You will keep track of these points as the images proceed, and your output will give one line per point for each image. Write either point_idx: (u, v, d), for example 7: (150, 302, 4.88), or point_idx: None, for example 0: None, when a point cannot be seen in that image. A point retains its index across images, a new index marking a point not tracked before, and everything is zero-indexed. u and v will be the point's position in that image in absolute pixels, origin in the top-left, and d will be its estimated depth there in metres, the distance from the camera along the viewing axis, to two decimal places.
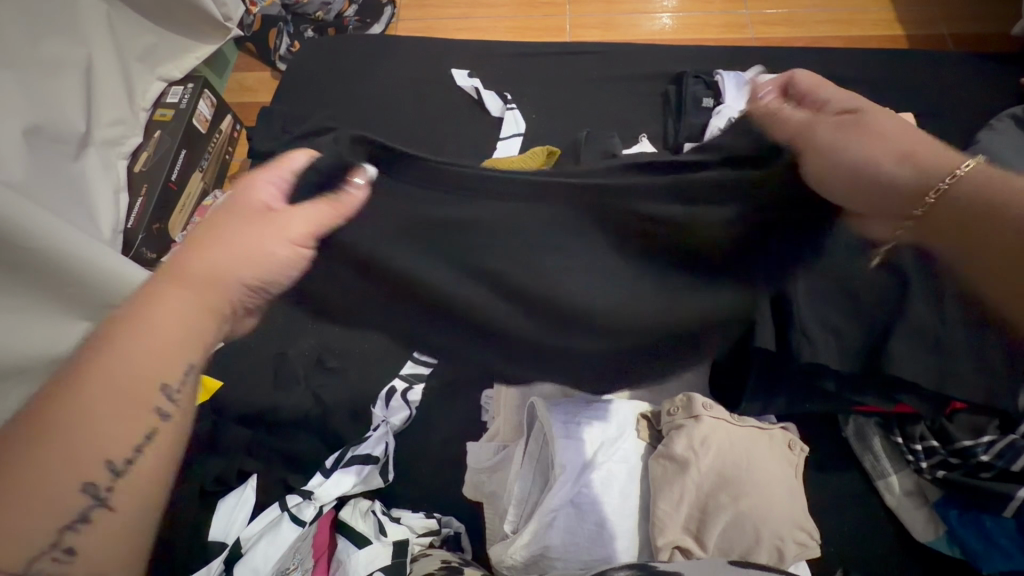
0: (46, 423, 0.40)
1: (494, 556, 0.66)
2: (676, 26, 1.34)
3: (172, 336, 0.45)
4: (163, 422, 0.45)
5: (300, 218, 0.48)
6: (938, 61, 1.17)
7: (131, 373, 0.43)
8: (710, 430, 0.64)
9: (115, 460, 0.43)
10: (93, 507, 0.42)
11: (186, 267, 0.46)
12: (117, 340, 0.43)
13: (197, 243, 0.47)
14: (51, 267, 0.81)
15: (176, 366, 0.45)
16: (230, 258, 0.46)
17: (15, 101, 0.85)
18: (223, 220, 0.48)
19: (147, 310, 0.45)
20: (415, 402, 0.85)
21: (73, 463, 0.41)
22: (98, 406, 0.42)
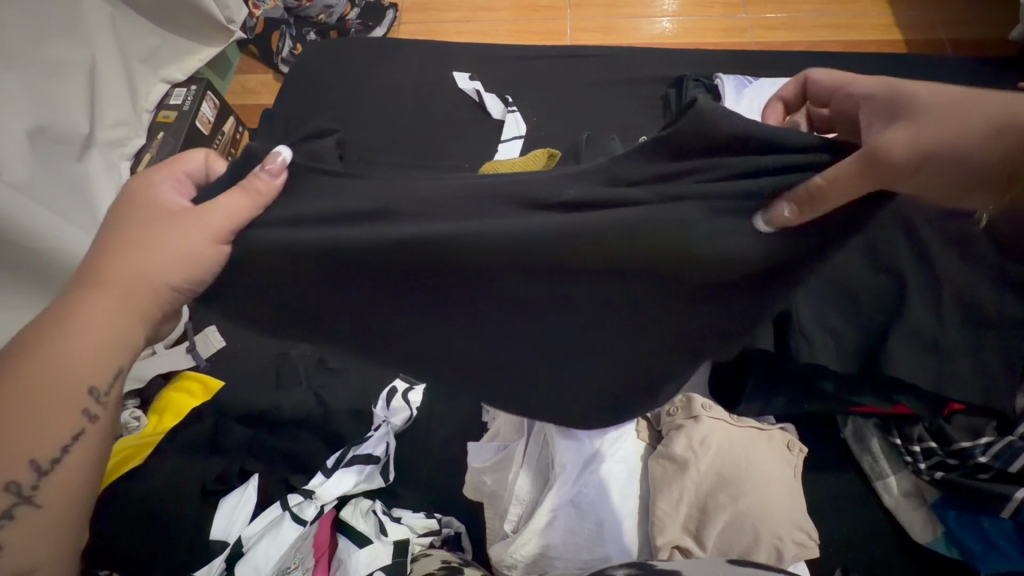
0: None
1: (494, 555, 0.66)
2: (676, 30, 1.35)
3: (97, 339, 0.45)
4: (92, 422, 0.46)
5: (217, 212, 0.47)
6: (936, 65, 1.18)
7: (57, 374, 0.44)
8: (710, 430, 0.65)
9: (41, 460, 0.43)
10: (19, 505, 0.43)
11: (110, 270, 0.46)
12: (41, 345, 0.44)
13: (116, 245, 0.47)
14: (50, 266, 0.83)
15: (103, 369, 0.46)
16: (149, 259, 0.46)
17: (18, 102, 0.86)
18: (142, 222, 0.47)
19: (69, 314, 0.45)
20: (415, 403, 0.86)
21: (1, 465, 0.42)
22: (19, 408, 0.43)
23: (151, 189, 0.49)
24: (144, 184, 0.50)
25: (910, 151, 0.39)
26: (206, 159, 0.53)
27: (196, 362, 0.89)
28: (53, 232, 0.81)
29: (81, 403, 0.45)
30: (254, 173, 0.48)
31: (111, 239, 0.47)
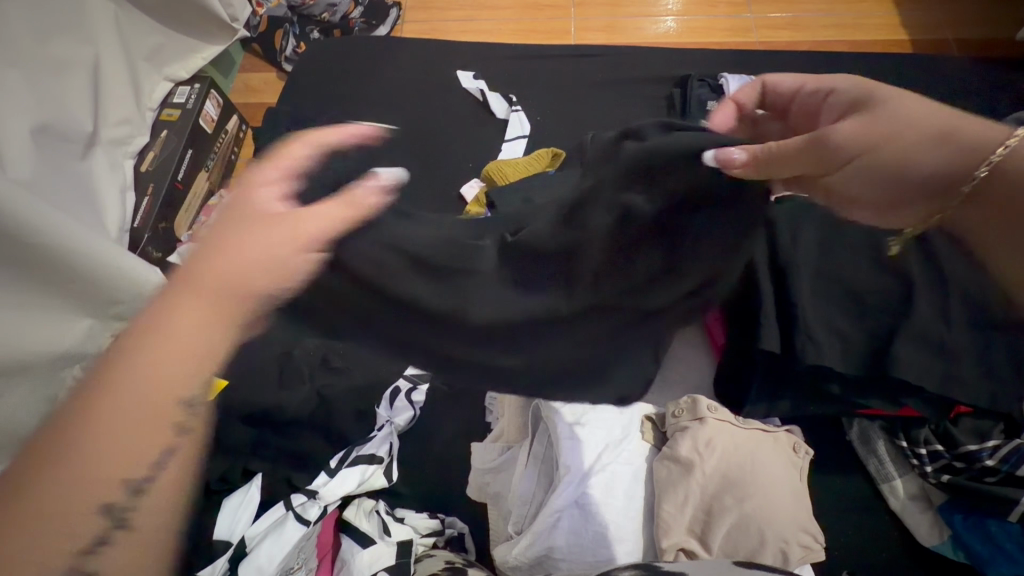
0: (70, 438, 0.40)
1: (499, 556, 0.67)
2: (680, 29, 1.34)
3: (188, 350, 0.43)
4: (182, 434, 0.44)
5: (313, 223, 0.48)
6: (943, 66, 1.17)
7: (147, 387, 0.42)
8: (713, 432, 0.65)
9: (135, 478, 0.42)
10: (114, 530, 0.40)
11: (204, 274, 0.44)
12: (131, 361, 0.43)
13: (209, 250, 0.46)
14: (49, 261, 0.81)
15: (190, 383, 0.44)
16: (244, 266, 0.45)
17: (22, 101, 0.87)
18: (235, 228, 0.47)
19: (157, 326, 0.43)
20: (419, 403, 0.86)
21: (90, 483, 0.40)
22: (112, 426, 0.41)
23: (249, 195, 0.50)
24: (246, 190, 0.50)
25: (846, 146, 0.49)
26: (309, 156, 0.53)
27: None
28: (54, 227, 0.80)
29: (171, 419, 0.43)
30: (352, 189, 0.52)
31: (202, 247, 0.47)
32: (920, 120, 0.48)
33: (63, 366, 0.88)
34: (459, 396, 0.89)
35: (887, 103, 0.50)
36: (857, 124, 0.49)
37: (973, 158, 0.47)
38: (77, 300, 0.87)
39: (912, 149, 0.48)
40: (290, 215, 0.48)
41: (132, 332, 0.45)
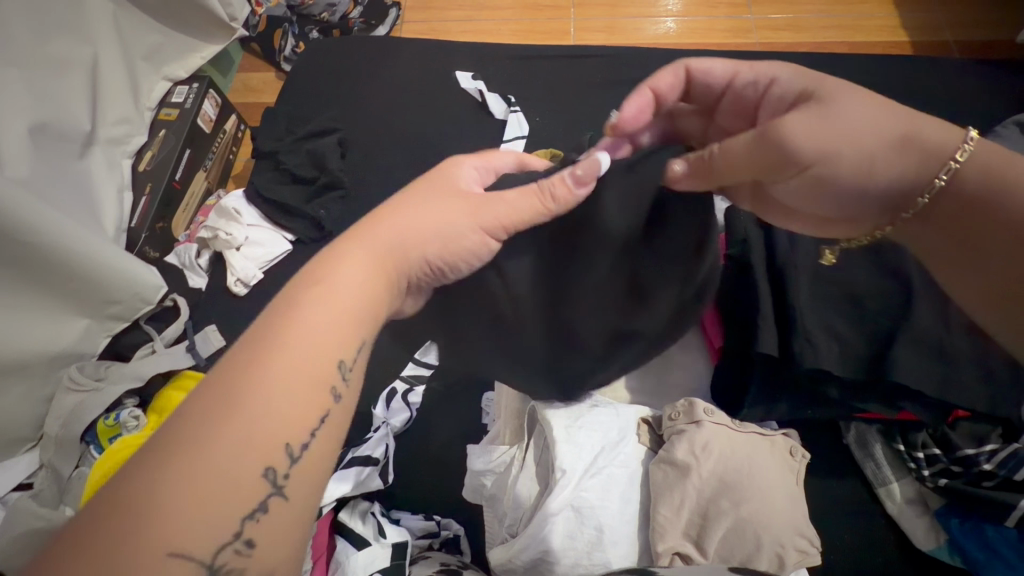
0: (242, 397, 0.39)
1: (494, 559, 0.67)
2: (680, 30, 1.34)
3: (360, 308, 0.47)
4: (335, 402, 0.44)
5: (500, 202, 0.52)
6: (944, 67, 1.17)
7: (316, 347, 0.43)
8: (711, 436, 0.65)
9: (295, 443, 0.41)
10: (272, 497, 0.39)
11: (377, 239, 0.50)
12: (303, 313, 0.44)
13: (393, 223, 0.52)
14: (45, 260, 0.80)
15: (352, 344, 0.46)
16: (421, 236, 0.51)
17: (20, 101, 0.87)
18: (418, 204, 0.53)
19: (334, 283, 0.46)
20: (415, 404, 0.87)
21: (260, 442, 0.39)
22: (288, 381, 0.41)
23: (432, 180, 0.56)
24: (446, 173, 0.56)
25: (803, 142, 0.49)
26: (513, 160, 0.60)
27: (195, 360, 0.92)
28: (49, 225, 0.79)
29: (331, 380, 0.44)
30: (562, 178, 0.52)
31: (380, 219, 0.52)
32: (873, 127, 0.50)
33: (59, 366, 0.87)
34: (456, 398, 0.89)
35: (842, 101, 0.50)
36: (808, 119, 0.50)
37: (932, 167, 0.50)
38: (74, 299, 0.86)
39: (874, 159, 0.50)
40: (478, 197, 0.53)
41: (290, 287, 0.47)
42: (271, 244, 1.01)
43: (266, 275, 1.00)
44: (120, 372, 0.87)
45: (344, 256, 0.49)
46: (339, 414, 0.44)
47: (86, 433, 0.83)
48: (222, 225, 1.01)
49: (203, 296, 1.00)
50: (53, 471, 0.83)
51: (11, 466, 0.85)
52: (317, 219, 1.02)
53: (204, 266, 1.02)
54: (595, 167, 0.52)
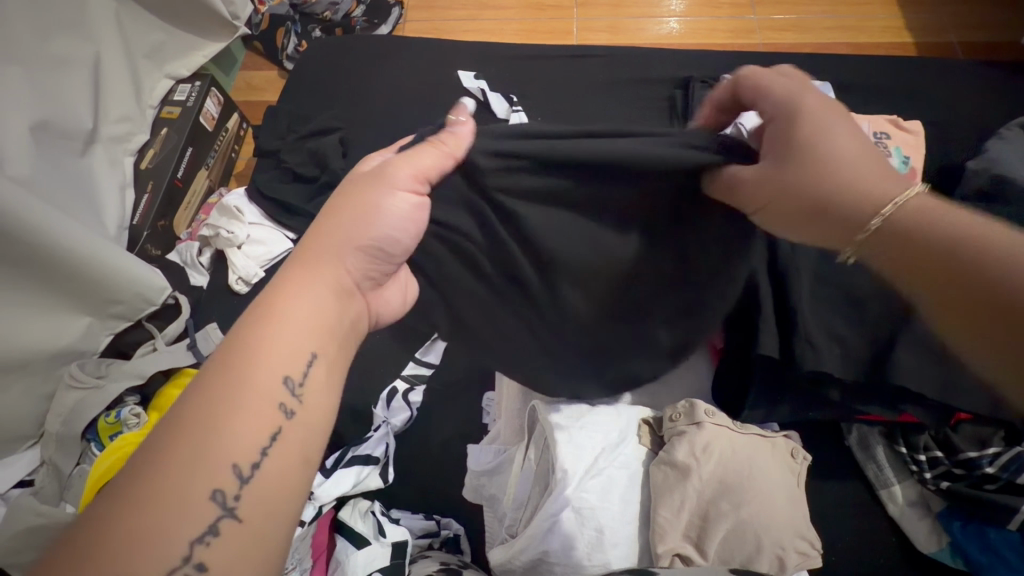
0: (180, 424, 0.39)
1: (494, 560, 0.67)
2: (682, 30, 1.34)
3: (298, 318, 0.45)
4: (287, 419, 0.42)
5: (402, 167, 0.50)
6: (948, 68, 1.17)
7: (256, 365, 0.42)
8: (712, 437, 0.65)
9: (242, 464, 0.40)
10: (223, 519, 0.38)
11: (310, 250, 0.48)
12: (239, 339, 0.43)
13: (321, 223, 0.50)
14: (46, 259, 0.80)
15: (298, 358, 0.44)
16: (347, 227, 0.49)
17: (23, 98, 0.87)
18: (341, 196, 0.51)
19: (270, 300, 0.45)
20: (416, 403, 0.86)
21: (205, 465, 0.38)
22: (224, 402, 0.40)
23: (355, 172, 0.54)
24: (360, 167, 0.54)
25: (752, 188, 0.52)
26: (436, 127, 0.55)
27: (196, 358, 0.92)
28: (49, 226, 0.79)
29: (279, 396, 0.42)
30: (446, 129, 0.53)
31: (313, 226, 0.50)
32: (832, 168, 0.50)
33: (61, 364, 0.87)
34: (457, 397, 0.89)
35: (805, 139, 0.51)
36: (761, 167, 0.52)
37: (864, 211, 0.49)
38: (77, 298, 0.86)
39: (830, 196, 0.50)
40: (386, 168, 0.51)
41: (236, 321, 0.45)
42: (273, 242, 1.01)
43: (266, 274, 1.00)
44: (120, 370, 0.87)
45: (282, 273, 0.48)
46: (296, 428, 0.43)
47: (88, 430, 0.84)
48: (223, 223, 1.01)
49: (205, 294, 1.01)
50: (54, 468, 0.83)
51: (11, 462, 0.85)
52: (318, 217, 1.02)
53: (205, 264, 1.03)
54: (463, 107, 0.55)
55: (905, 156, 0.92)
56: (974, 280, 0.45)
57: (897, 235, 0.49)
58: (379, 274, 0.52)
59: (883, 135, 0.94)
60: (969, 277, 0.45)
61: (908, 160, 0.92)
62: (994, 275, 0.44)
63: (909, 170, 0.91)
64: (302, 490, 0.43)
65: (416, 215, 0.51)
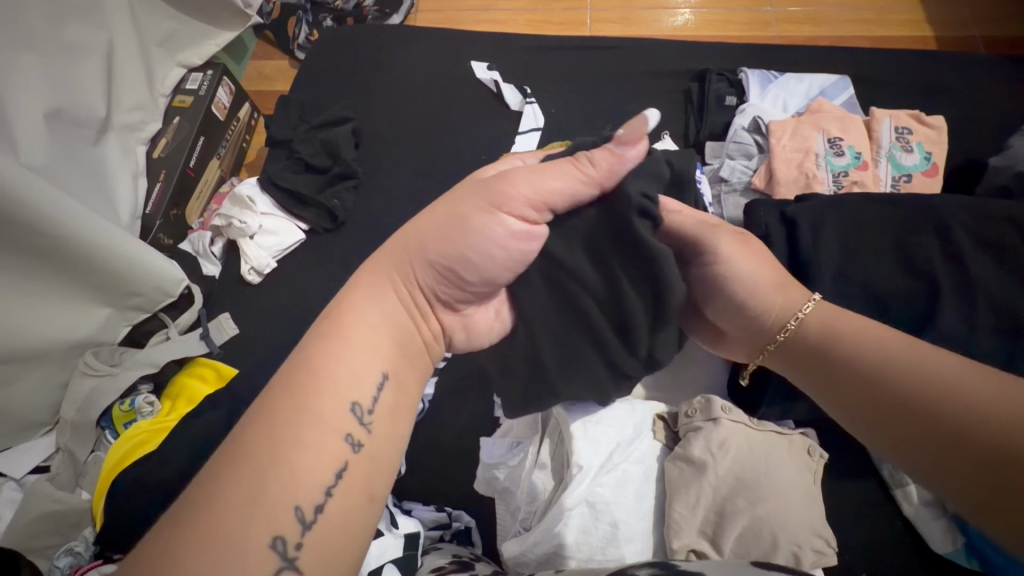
0: (247, 458, 0.39)
1: (506, 553, 0.67)
2: (697, 22, 1.32)
3: (370, 338, 0.47)
4: (353, 454, 0.43)
5: (524, 181, 0.50)
6: (970, 63, 1.14)
7: (328, 389, 0.43)
8: (728, 433, 0.65)
9: (303, 506, 0.39)
10: (284, 569, 0.38)
11: (381, 270, 0.50)
12: (312, 360, 0.44)
13: (403, 234, 0.52)
14: (59, 248, 0.79)
15: (365, 383, 0.45)
16: (433, 242, 0.49)
17: (37, 85, 0.86)
18: (434, 208, 0.52)
19: (343, 321, 0.47)
20: (427, 396, 0.88)
21: (266, 508, 0.38)
22: (294, 431, 0.41)
23: (463, 183, 0.54)
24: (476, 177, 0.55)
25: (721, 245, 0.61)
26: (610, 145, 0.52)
27: (209, 348, 0.92)
28: (63, 215, 0.78)
29: (344, 426, 0.43)
30: (605, 148, 0.52)
31: (390, 241, 0.52)
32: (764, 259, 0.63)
33: (76, 353, 0.88)
34: (469, 389, 0.89)
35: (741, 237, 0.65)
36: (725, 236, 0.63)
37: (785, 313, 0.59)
38: (91, 287, 0.86)
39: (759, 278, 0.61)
40: (505, 185, 0.50)
41: (305, 338, 0.47)
42: (284, 233, 1.01)
43: (278, 265, 1.00)
44: (135, 359, 0.87)
45: (357, 292, 0.50)
46: (359, 464, 0.43)
47: (102, 418, 0.84)
48: (236, 214, 1.00)
49: (217, 284, 1.00)
50: (69, 455, 0.83)
51: (27, 448, 0.86)
52: (330, 209, 1.01)
53: (218, 254, 1.02)
54: (642, 125, 0.51)
55: (927, 152, 0.91)
56: (886, 396, 0.48)
57: (810, 338, 0.56)
58: (450, 297, 0.52)
59: (905, 131, 0.93)
60: (879, 381, 0.49)
61: (930, 156, 0.91)
62: (908, 389, 0.46)
63: (931, 166, 0.90)
64: (364, 529, 0.43)
65: (513, 243, 0.50)
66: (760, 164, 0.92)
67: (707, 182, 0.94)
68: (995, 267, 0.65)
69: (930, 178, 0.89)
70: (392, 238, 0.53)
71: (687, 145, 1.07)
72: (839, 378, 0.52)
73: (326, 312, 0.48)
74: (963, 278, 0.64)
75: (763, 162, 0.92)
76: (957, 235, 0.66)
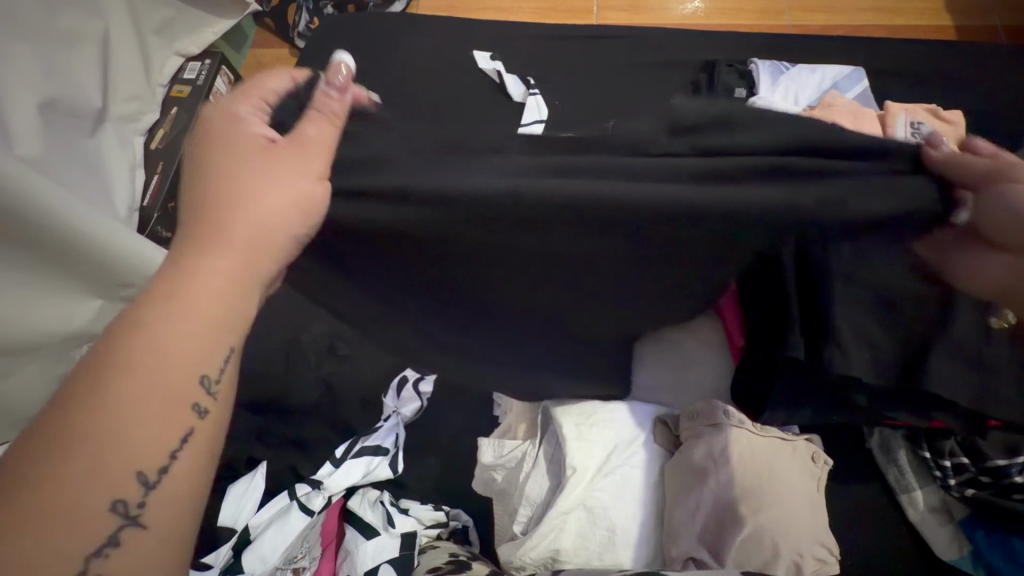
0: (77, 433, 0.36)
1: (503, 556, 0.65)
2: (707, 10, 1.28)
3: (213, 306, 0.42)
4: (199, 419, 0.41)
5: (316, 144, 0.46)
6: (993, 55, 1.10)
7: (165, 362, 0.40)
8: (730, 441, 0.62)
9: (147, 472, 0.38)
10: (126, 527, 0.37)
11: (225, 225, 0.44)
12: (145, 334, 0.39)
13: (217, 190, 0.45)
14: (59, 244, 0.77)
15: (214, 353, 0.42)
16: (269, 201, 0.44)
17: (30, 74, 0.83)
18: (246, 153, 0.46)
19: (185, 286, 0.42)
20: (426, 393, 0.83)
21: (103, 477, 0.37)
22: (131, 404, 0.38)
23: (221, 125, 0.47)
24: (229, 117, 0.48)
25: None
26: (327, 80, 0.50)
27: None
28: (68, 212, 0.75)
29: (187, 396, 0.40)
30: (326, 93, 0.49)
31: (207, 182, 0.45)
32: None
33: (74, 346, 0.88)
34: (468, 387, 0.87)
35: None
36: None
37: None
38: (88, 282, 0.85)
39: None
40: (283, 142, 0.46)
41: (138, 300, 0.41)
42: None
43: None
44: None
45: (198, 245, 0.44)
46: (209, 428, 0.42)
47: None
48: None
49: None
50: None
51: None
52: None
53: None
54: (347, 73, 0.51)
55: None
56: None
57: None
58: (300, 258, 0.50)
59: (921, 126, 0.90)
60: None
61: None
62: None
63: None
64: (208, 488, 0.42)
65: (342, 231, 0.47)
66: None
67: None
68: None
69: None
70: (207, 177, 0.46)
71: None
72: None
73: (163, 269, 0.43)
74: None
75: None
76: None
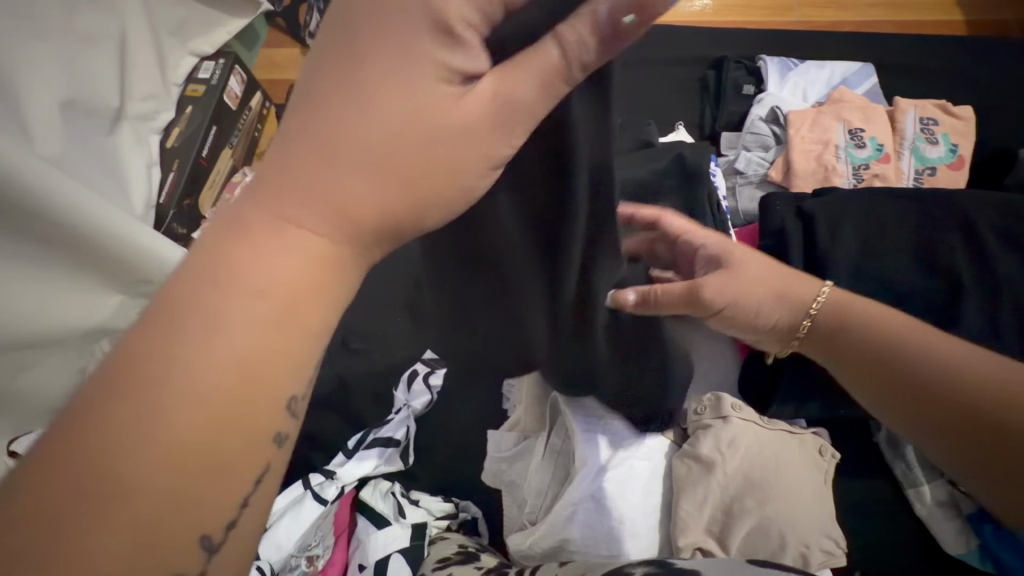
0: (123, 477, 0.27)
1: (511, 545, 0.67)
2: (715, 6, 1.23)
3: (307, 319, 0.31)
4: (277, 451, 0.32)
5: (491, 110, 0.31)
6: (1002, 50, 1.10)
7: (234, 382, 0.30)
8: (737, 432, 0.64)
9: (213, 534, 0.30)
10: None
11: (332, 197, 0.31)
12: (210, 345, 0.29)
13: (326, 136, 0.30)
14: (81, 241, 0.79)
15: (300, 372, 0.32)
16: (403, 172, 0.31)
17: (53, 76, 0.84)
18: (396, 91, 0.30)
19: (263, 280, 0.30)
20: (437, 387, 0.85)
21: (162, 539, 0.28)
22: (194, 442, 0.28)
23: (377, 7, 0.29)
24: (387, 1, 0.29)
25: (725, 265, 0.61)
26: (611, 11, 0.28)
27: None
28: (91, 211, 0.77)
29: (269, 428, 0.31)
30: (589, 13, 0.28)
31: (306, 110, 0.31)
32: (768, 278, 0.61)
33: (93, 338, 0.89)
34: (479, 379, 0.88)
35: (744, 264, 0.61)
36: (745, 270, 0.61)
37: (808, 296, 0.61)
38: (108, 276, 0.87)
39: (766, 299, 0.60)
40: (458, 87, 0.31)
41: (201, 292, 0.30)
42: None
43: None
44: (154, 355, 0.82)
45: (292, 226, 0.31)
46: (282, 461, 0.33)
47: None
48: None
49: None
50: None
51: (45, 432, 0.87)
52: None
53: None
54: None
55: (953, 144, 0.89)
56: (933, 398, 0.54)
57: (840, 321, 0.59)
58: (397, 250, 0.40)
59: (931, 122, 0.90)
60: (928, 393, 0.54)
61: (956, 148, 0.89)
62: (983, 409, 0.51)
63: (956, 158, 0.88)
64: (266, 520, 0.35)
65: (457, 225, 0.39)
66: (776, 155, 0.91)
67: (722, 173, 0.92)
68: (1018, 262, 0.65)
69: (956, 171, 0.87)
70: (311, 103, 0.31)
71: (703, 136, 1.05)
72: (906, 391, 0.56)
73: (219, 225, 0.32)
74: (990, 284, 0.64)
75: (780, 155, 0.90)
76: (985, 235, 0.66)
